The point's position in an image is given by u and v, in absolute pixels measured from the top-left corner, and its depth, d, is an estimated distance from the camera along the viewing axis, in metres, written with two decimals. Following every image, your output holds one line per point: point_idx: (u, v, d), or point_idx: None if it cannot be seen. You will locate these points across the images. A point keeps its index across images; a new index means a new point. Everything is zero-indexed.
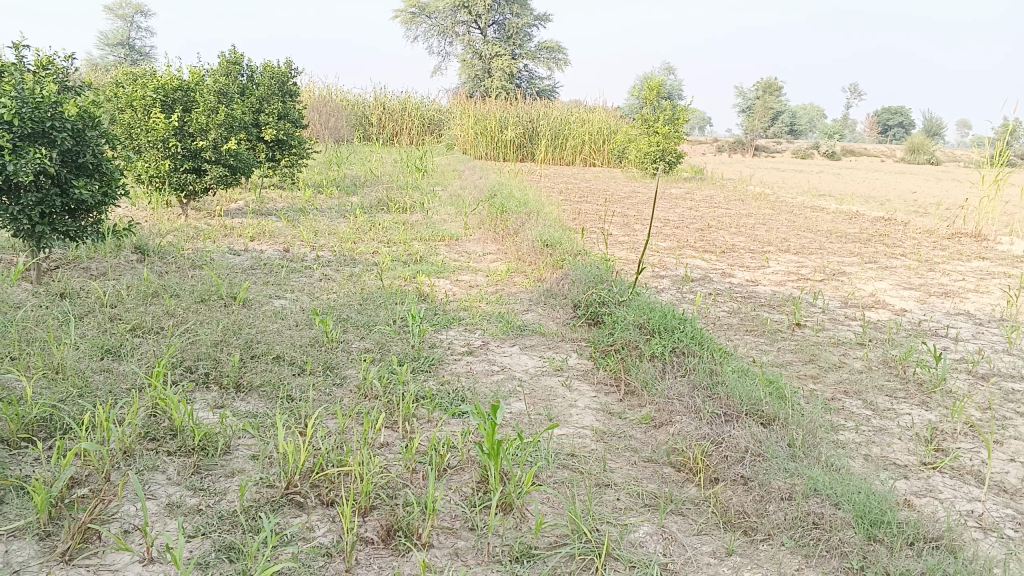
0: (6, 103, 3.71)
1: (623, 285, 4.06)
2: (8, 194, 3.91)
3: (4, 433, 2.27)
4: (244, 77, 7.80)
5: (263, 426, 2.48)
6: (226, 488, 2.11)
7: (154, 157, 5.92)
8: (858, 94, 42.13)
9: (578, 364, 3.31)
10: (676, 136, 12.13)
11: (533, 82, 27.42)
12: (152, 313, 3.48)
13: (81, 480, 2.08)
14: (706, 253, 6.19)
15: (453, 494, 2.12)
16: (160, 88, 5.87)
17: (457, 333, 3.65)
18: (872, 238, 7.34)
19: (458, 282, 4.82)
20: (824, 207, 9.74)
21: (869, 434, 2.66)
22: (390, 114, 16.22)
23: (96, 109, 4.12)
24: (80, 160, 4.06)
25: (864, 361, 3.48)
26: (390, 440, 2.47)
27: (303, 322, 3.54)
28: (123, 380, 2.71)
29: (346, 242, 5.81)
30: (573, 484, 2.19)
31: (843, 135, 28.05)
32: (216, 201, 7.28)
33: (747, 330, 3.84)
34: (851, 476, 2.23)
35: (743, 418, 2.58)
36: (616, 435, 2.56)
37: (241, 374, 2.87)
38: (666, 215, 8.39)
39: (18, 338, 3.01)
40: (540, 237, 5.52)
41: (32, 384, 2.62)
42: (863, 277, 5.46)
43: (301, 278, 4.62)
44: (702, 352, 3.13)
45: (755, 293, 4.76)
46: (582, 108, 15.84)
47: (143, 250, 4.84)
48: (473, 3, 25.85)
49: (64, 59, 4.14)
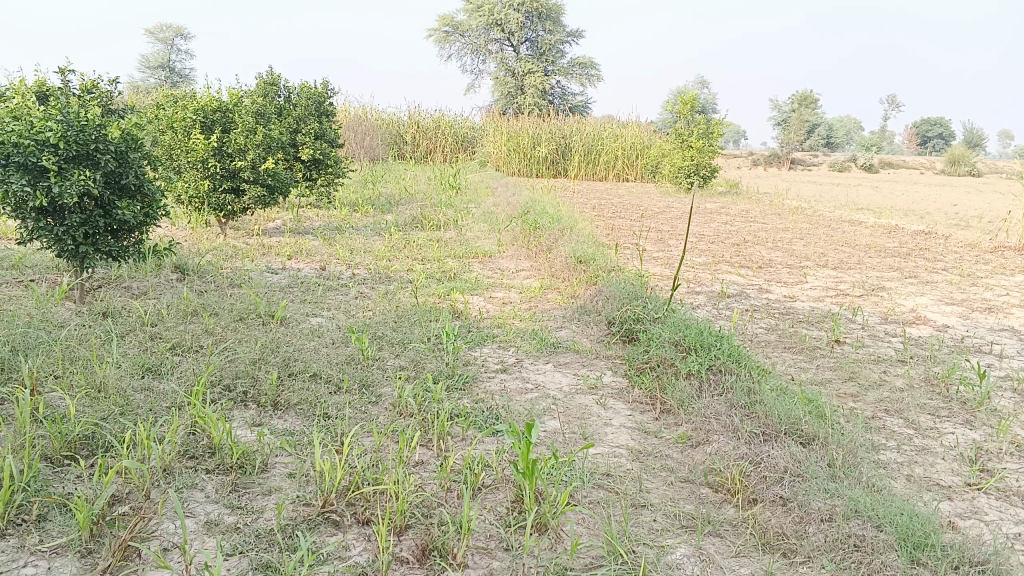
0: (52, 127, 3.81)
1: (658, 302, 4.04)
2: (54, 215, 4.01)
3: (49, 451, 2.32)
4: (281, 97, 7.94)
5: (300, 444, 2.50)
6: (264, 506, 2.13)
7: (194, 177, 6.04)
8: (895, 106, 41.59)
9: (613, 382, 3.29)
10: (710, 151, 12.06)
11: (567, 98, 27.51)
12: (192, 331, 3.53)
13: (122, 497, 2.12)
14: (742, 269, 6.13)
15: (488, 513, 2.12)
16: (200, 109, 5.99)
17: (491, 350, 3.66)
18: (912, 252, 7.22)
19: (492, 299, 4.83)
20: (862, 221, 9.61)
21: (911, 453, 2.61)
22: (424, 132, 16.37)
23: (138, 132, 4.21)
24: (122, 182, 4.16)
25: (905, 378, 3.42)
26: (425, 458, 2.47)
27: (339, 340, 3.57)
28: (164, 398, 2.75)
29: (381, 260, 5.86)
30: (609, 504, 2.17)
31: (881, 148, 27.71)
32: (254, 220, 7.40)
33: (784, 347, 3.79)
34: (894, 497, 2.19)
35: (782, 437, 2.54)
36: (652, 454, 2.54)
37: (278, 392, 2.90)
38: (700, 231, 8.35)
39: (62, 356, 3.08)
40: (574, 253, 5.52)
41: (76, 403, 2.68)
42: (903, 293, 5.36)
43: (337, 296, 4.66)
44: (739, 369, 3.10)
45: (793, 309, 4.70)
46: (615, 124, 15.85)
47: (183, 269, 4.93)
48: (506, 21, 26.04)
49: (107, 83, 4.25)
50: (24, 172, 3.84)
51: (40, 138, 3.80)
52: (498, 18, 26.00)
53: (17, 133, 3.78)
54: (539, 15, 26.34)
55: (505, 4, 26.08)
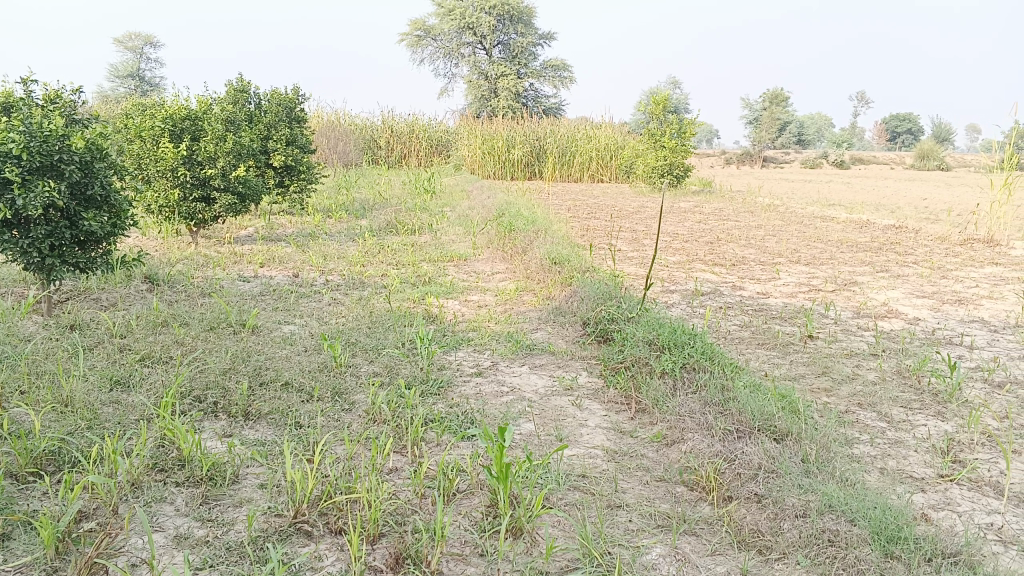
0: (15, 138, 3.74)
1: (632, 301, 4.04)
2: (18, 228, 3.94)
3: (13, 468, 2.26)
4: (251, 104, 7.87)
5: (272, 454, 2.47)
6: (234, 518, 2.09)
7: (163, 186, 5.96)
8: (865, 103, 42.11)
9: (588, 382, 3.29)
10: (683, 150, 12.12)
11: (540, 100, 27.54)
12: (162, 342, 3.48)
13: (89, 513, 2.08)
14: (716, 266, 6.16)
15: (463, 519, 2.10)
16: (168, 118, 5.92)
17: (466, 354, 3.64)
18: (884, 246, 7.29)
19: (467, 302, 4.81)
20: (834, 217, 9.69)
21: (884, 447, 2.62)
22: (398, 136, 16.32)
23: (103, 142, 4.14)
24: (88, 192, 4.09)
25: (877, 372, 3.44)
26: (399, 465, 2.45)
27: (312, 348, 3.54)
28: (132, 411, 2.70)
29: (355, 265, 5.81)
30: (584, 506, 2.16)
31: (851, 144, 27.99)
32: (226, 229, 7.33)
33: (758, 344, 3.81)
34: (867, 491, 2.19)
35: (756, 434, 2.55)
36: (627, 454, 2.53)
37: (250, 403, 2.86)
38: (675, 229, 8.38)
39: (27, 371, 3.02)
40: (549, 254, 5.51)
41: (42, 418, 2.62)
42: (875, 287, 5.41)
43: (310, 303, 4.62)
44: (713, 367, 3.11)
45: (766, 305, 4.72)
46: (589, 125, 15.89)
47: (153, 279, 4.87)
48: (477, 25, 26.04)
49: (71, 92, 4.18)
50: None
51: (2, 149, 3.73)
52: (470, 22, 25.99)
53: None
54: (510, 18, 26.36)
55: (477, 7, 26.08)
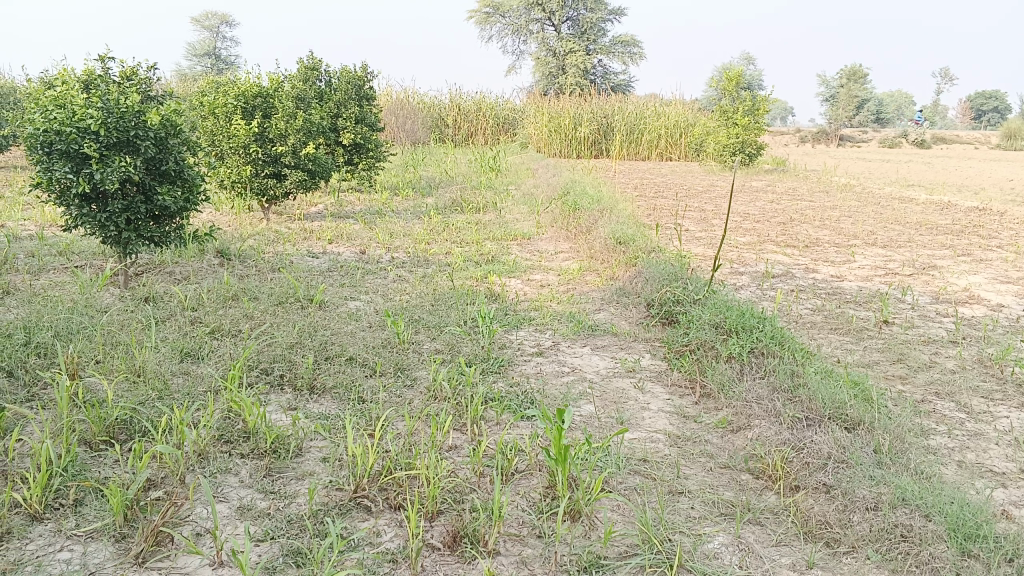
0: (93, 113, 3.84)
1: (699, 283, 3.95)
2: (97, 202, 4.06)
3: (88, 436, 2.34)
4: (321, 82, 7.95)
5: (334, 428, 2.49)
6: (296, 491, 2.12)
7: (236, 163, 6.08)
8: (949, 79, 40.42)
9: (652, 365, 3.23)
10: (756, 128, 11.81)
11: (608, 78, 27.19)
12: (231, 316, 3.55)
13: (157, 482, 2.13)
14: (787, 248, 5.99)
15: (521, 499, 2.08)
16: (240, 95, 6.02)
17: (528, 333, 3.61)
18: (966, 229, 6.99)
19: (529, 281, 4.78)
20: (913, 198, 9.33)
21: (963, 438, 2.51)
22: (465, 114, 16.33)
23: (177, 118, 4.22)
24: (162, 168, 4.18)
25: (957, 360, 3.29)
26: (458, 442, 2.45)
27: (376, 324, 3.56)
28: (201, 383, 2.76)
29: (420, 243, 5.84)
30: (645, 491, 2.12)
31: (933, 123, 26.87)
32: (296, 206, 7.44)
33: (830, 328, 3.69)
34: (944, 485, 2.10)
35: (826, 422, 2.46)
36: (691, 440, 2.48)
37: (315, 377, 2.89)
38: (745, 210, 8.18)
39: (103, 342, 3.11)
40: (614, 234, 5.43)
41: (116, 387, 2.70)
42: (956, 271, 5.18)
43: (376, 279, 4.66)
44: (782, 352, 3.02)
45: (840, 289, 4.57)
46: (658, 102, 15.62)
47: (224, 254, 4.97)
48: (546, 1, 25.80)
49: (147, 69, 4.26)
50: (67, 159, 3.88)
51: (81, 125, 3.82)
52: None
53: (59, 121, 3.81)
54: None
55: None
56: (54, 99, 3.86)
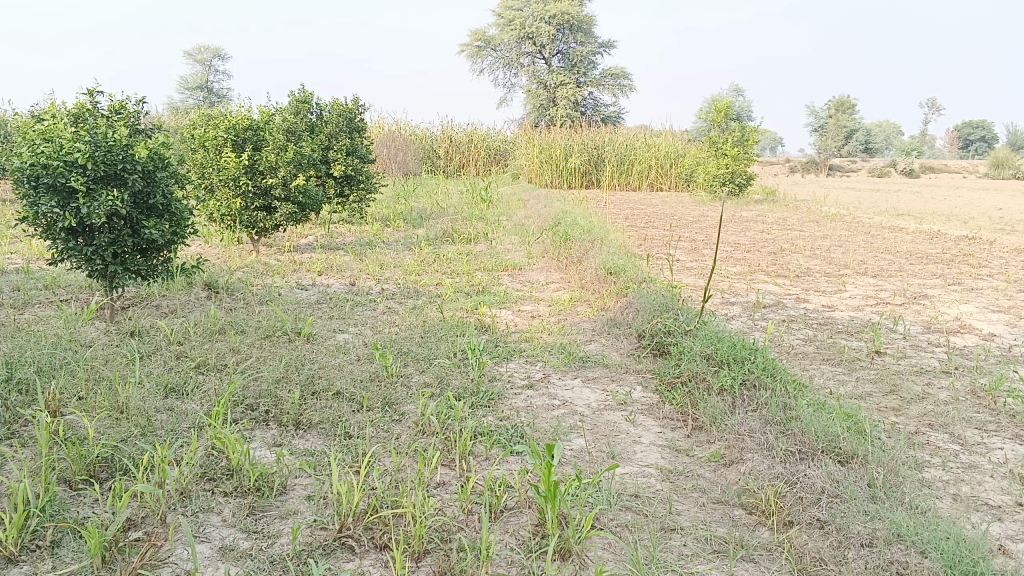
0: (80, 147, 3.82)
1: (690, 314, 3.93)
2: (84, 235, 4.03)
3: (67, 474, 2.29)
4: (313, 114, 7.97)
5: (320, 465, 2.44)
6: (280, 530, 2.07)
7: (226, 195, 6.06)
8: (935, 109, 40.87)
9: (643, 397, 3.19)
10: (745, 158, 11.89)
11: (599, 109, 27.42)
12: (218, 350, 3.51)
13: (137, 522, 2.08)
14: (778, 278, 5.99)
15: (510, 538, 2.04)
16: (231, 128, 6.03)
17: (517, 365, 3.58)
18: (956, 258, 7.01)
19: (520, 312, 4.76)
20: (903, 227, 9.37)
21: (958, 471, 2.48)
22: (457, 146, 16.42)
23: (166, 151, 4.21)
24: (150, 201, 4.16)
25: (950, 391, 3.27)
26: (446, 479, 2.41)
27: (364, 357, 3.53)
28: (185, 419, 2.72)
29: (411, 274, 5.82)
30: (637, 528, 2.08)
31: (921, 153, 27.13)
32: (287, 238, 7.43)
33: (822, 359, 3.67)
34: (939, 520, 2.06)
35: (819, 456, 2.43)
36: (683, 474, 2.44)
37: (301, 412, 2.85)
38: (735, 240, 8.19)
39: (86, 377, 3.07)
40: (605, 264, 5.42)
41: (97, 424, 2.65)
42: (947, 301, 5.18)
43: (365, 311, 4.63)
44: (774, 384, 2.99)
45: (832, 319, 4.56)
46: (648, 133, 15.73)
47: (212, 287, 4.94)
48: (537, 34, 26.07)
49: (135, 103, 4.26)
50: (53, 193, 3.86)
51: (69, 159, 3.81)
52: (529, 32, 26.06)
53: (46, 155, 3.79)
54: (570, 27, 26.30)
55: (537, 17, 26.13)
56: (41, 133, 3.84)
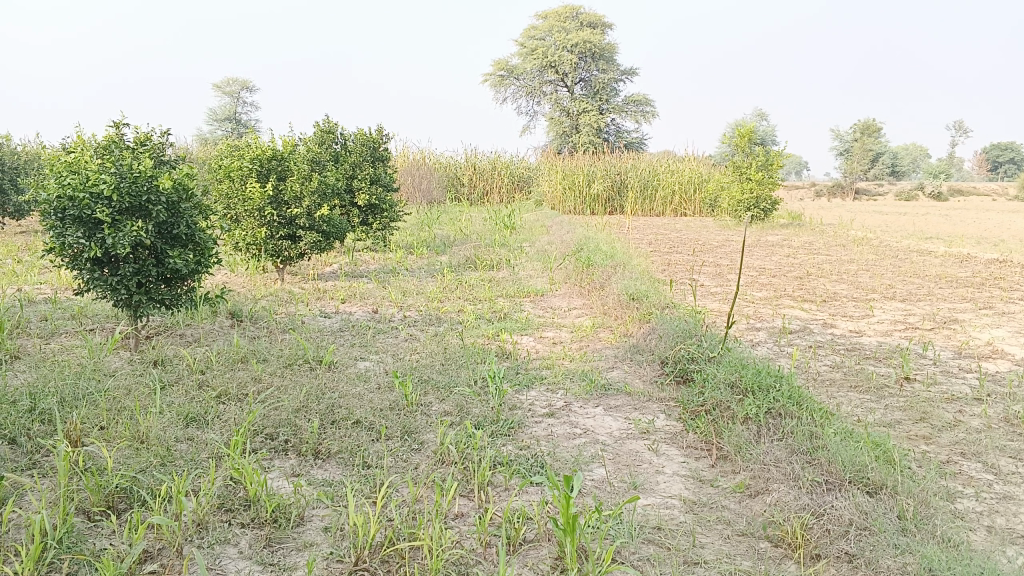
0: (106, 179, 3.87)
1: (714, 340, 3.89)
2: (109, 266, 4.07)
3: (86, 505, 2.29)
4: (337, 144, 8.05)
5: (338, 496, 2.42)
6: (296, 563, 2.04)
7: (251, 225, 6.11)
8: (963, 131, 40.50)
9: (667, 426, 3.14)
10: (770, 183, 11.84)
11: (622, 135, 27.49)
12: (239, 379, 3.51)
13: (153, 554, 2.07)
14: (804, 303, 5.91)
15: (528, 571, 2.00)
16: (256, 158, 6.08)
17: (539, 393, 3.55)
18: (986, 282, 6.89)
19: (542, 339, 4.73)
20: (932, 251, 9.24)
21: (992, 502, 2.40)
22: (481, 173, 16.51)
23: (189, 182, 4.24)
24: (174, 232, 4.19)
25: (982, 419, 3.18)
26: (465, 510, 2.38)
27: (385, 386, 3.51)
28: (205, 448, 2.71)
29: (433, 301, 5.83)
30: (659, 562, 2.03)
31: (949, 175, 26.88)
32: (311, 266, 7.48)
33: (850, 386, 3.59)
34: (973, 553, 2.00)
35: (846, 487, 2.37)
36: (707, 506, 2.38)
37: (320, 441, 2.84)
38: (761, 264, 8.11)
39: (107, 407, 3.07)
40: (627, 290, 5.39)
41: (117, 453, 2.65)
42: (978, 325, 5.08)
43: (387, 339, 4.63)
44: (800, 413, 2.93)
45: (859, 345, 4.48)
46: (671, 159, 15.73)
47: (236, 316, 4.97)
48: (559, 63, 26.27)
49: (160, 135, 4.31)
50: (79, 225, 3.91)
51: (94, 191, 3.85)
52: (552, 61, 26.27)
53: (72, 187, 3.84)
54: (592, 55, 26.48)
55: (559, 46, 26.36)
56: (68, 165, 3.91)
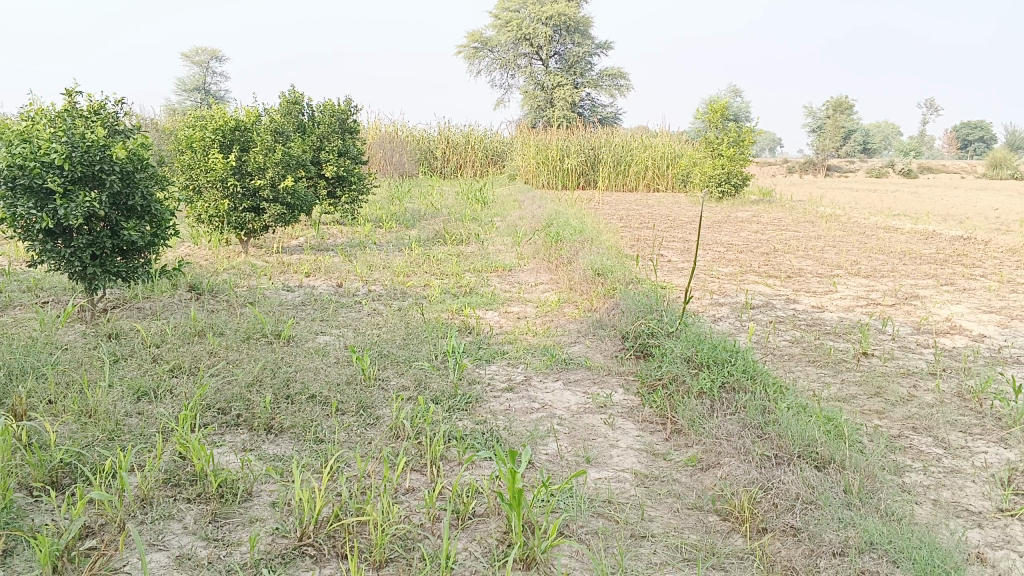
0: (57, 148, 3.76)
1: (674, 315, 3.89)
2: (62, 237, 3.97)
3: (28, 480, 2.25)
4: (305, 116, 7.92)
5: (288, 471, 2.39)
6: (240, 538, 2.02)
7: (214, 196, 6.00)
8: (934, 110, 40.88)
9: (624, 399, 3.14)
10: (742, 158, 11.87)
11: (596, 109, 27.39)
12: (194, 353, 3.45)
13: (95, 530, 2.03)
14: (769, 278, 5.93)
15: (475, 545, 1.99)
16: (218, 129, 5.95)
17: (499, 367, 3.53)
18: (950, 258, 6.96)
19: (506, 314, 4.71)
20: (898, 227, 9.32)
21: (939, 476, 2.43)
22: (453, 147, 16.38)
23: (145, 153, 4.14)
24: (129, 203, 4.10)
25: (935, 393, 3.22)
26: (416, 484, 2.37)
27: (343, 360, 3.48)
28: (154, 423, 2.67)
29: (399, 275, 5.77)
30: (605, 536, 2.03)
31: (920, 154, 27.10)
32: (277, 239, 7.39)
33: (808, 361, 3.62)
34: (915, 526, 2.02)
35: (795, 461, 2.39)
36: (659, 479, 2.39)
37: (273, 416, 2.81)
38: (729, 240, 8.14)
39: (56, 381, 3.01)
40: (592, 265, 5.37)
41: (63, 428, 2.60)
42: (938, 301, 5.13)
43: (349, 313, 4.58)
44: (754, 387, 2.94)
45: (821, 320, 4.51)
46: (645, 134, 15.71)
47: (196, 289, 4.89)
48: (534, 36, 26.05)
49: (114, 103, 4.19)
50: (31, 195, 3.81)
51: (45, 160, 3.74)
52: (526, 33, 26.02)
53: (22, 156, 3.73)
54: (567, 28, 26.30)
55: (534, 18, 26.08)
56: (19, 134, 3.80)
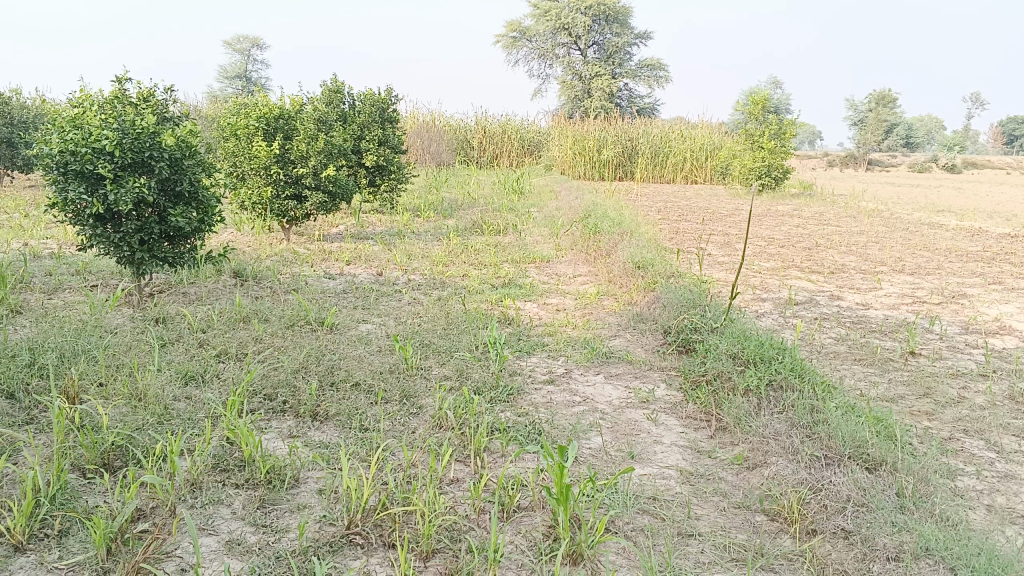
0: (108, 134, 3.81)
1: (718, 310, 3.84)
2: (111, 222, 4.03)
3: (81, 462, 2.28)
4: (345, 104, 7.95)
5: (333, 459, 2.41)
6: (288, 525, 2.04)
7: (256, 183, 6.04)
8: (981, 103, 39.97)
9: (666, 395, 3.12)
10: (783, 151, 11.67)
11: (634, 100, 27.15)
12: (240, 339, 3.49)
13: (147, 513, 2.06)
14: (812, 274, 5.84)
15: (521, 539, 1.99)
16: (262, 117, 6.04)
17: (540, 360, 3.53)
18: (998, 256, 6.81)
19: (545, 306, 4.70)
20: (943, 224, 9.14)
21: (993, 480, 2.38)
22: (491, 137, 16.36)
23: (193, 140, 4.18)
24: (177, 189, 4.15)
25: (987, 395, 3.15)
26: (461, 475, 2.37)
27: (385, 349, 3.49)
28: (202, 408, 2.71)
29: (437, 265, 5.78)
30: (652, 533, 2.01)
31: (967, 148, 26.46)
32: (317, 227, 7.44)
33: (854, 359, 3.56)
34: (970, 533, 1.97)
35: (845, 462, 2.35)
36: (704, 477, 2.37)
37: (318, 403, 2.83)
38: (770, 234, 8.03)
39: (106, 364, 3.06)
40: (632, 258, 5.32)
41: (114, 411, 2.64)
42: (987, 300, 5.02)
43: (390, 302, 4.60)
44: (801, 385, 2.89)
45: (866, 318, 4.43)
46: (684, 126, 15.55)
47: (240, 275, 4.94)
48: (572, 25, 25.85)
49: (163, 90, 4.23)
50: (82, 179, 3.86)
51: (96, 146, 3.80)
52: (565, 22, 25.82)
53: (73, 142, 3.79)
54: (607, 17, 26.09)
55: (573, 8, 25.86)
56: (71, 119, 3.85)
